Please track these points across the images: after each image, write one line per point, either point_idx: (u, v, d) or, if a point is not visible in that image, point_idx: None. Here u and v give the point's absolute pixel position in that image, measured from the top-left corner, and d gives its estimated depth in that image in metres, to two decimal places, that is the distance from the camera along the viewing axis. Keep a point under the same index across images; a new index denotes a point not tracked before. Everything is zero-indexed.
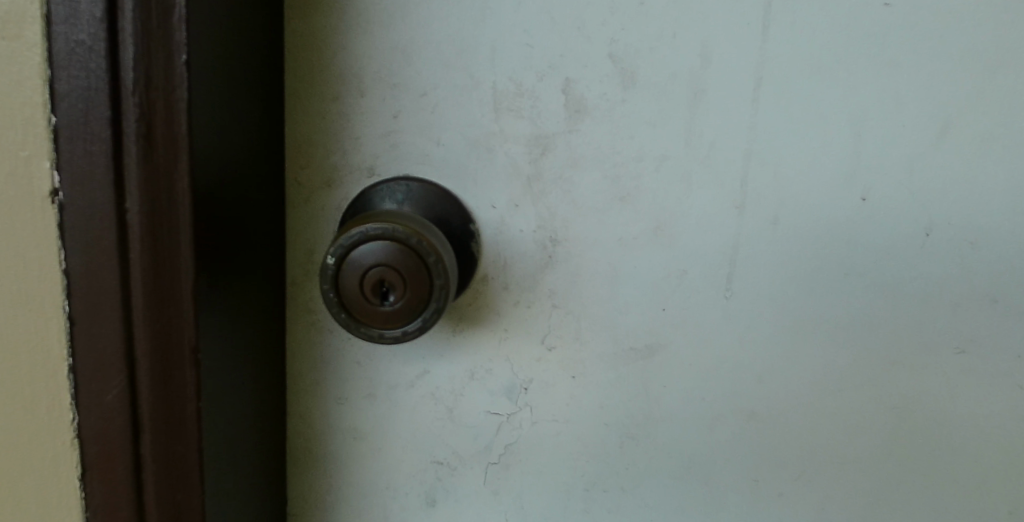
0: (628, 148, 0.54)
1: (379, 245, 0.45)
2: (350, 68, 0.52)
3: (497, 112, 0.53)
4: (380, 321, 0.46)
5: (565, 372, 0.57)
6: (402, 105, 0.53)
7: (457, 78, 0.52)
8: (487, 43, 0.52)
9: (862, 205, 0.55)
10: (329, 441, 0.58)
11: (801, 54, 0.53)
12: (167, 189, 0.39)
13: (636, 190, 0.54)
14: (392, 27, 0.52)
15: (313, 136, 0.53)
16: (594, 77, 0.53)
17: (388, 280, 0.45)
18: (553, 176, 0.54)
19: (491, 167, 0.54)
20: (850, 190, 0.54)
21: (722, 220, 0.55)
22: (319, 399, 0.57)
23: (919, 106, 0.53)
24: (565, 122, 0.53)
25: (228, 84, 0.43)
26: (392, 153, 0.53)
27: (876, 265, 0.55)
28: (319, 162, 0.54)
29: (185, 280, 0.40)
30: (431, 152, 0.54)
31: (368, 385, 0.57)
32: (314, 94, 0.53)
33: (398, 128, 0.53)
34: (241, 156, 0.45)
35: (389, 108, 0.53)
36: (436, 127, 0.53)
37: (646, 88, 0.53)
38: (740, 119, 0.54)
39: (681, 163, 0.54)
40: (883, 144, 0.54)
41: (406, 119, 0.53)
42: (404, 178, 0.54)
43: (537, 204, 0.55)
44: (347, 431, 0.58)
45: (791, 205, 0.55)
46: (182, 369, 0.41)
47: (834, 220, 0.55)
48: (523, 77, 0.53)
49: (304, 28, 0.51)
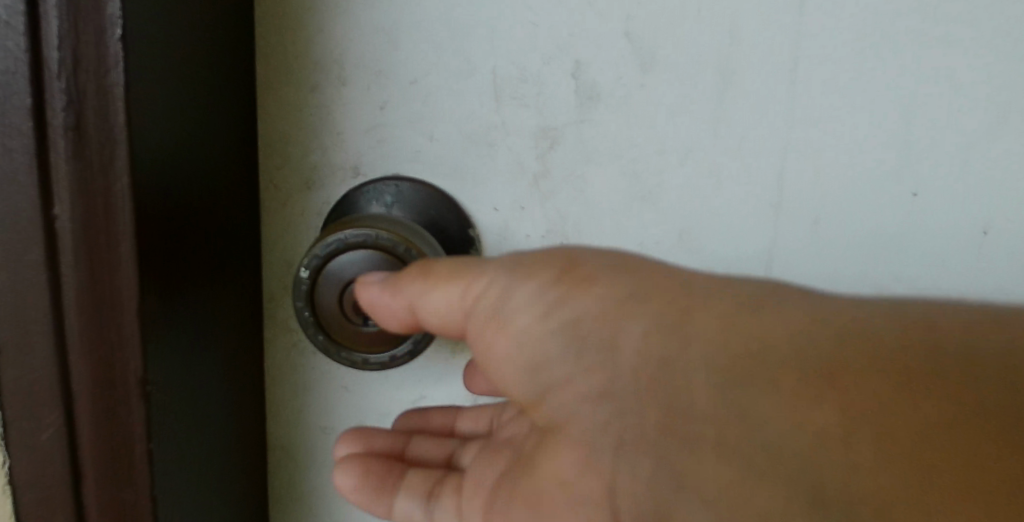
0: (646, 140, 0.47)
1: (363, 256, 0.39)
2: (330, 54, 0.46)
3: (497, 100, 0.47)
4: (364, 343, 0.40)
5: None
6: (391, 95, 0.46)
7: (451, 63, 0.46)
8: (486, 22, 0.46)
9: (913, 202, 0.48)
10: (316, 477, 0.52)
11: (844, 28, 0.46)
12: (103, 192, 0.33)
13: (657, 188, 0.48)
14: (377, 7, 0.45)
15: (292, 133, 0.47)
16: (607, 59, 0.46)
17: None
18: (563, 173, 0.48)
19: (493, 164, 0.47)
20: (900, 184, 0.48)
21: (755, 221, 0.48)
22: (304, 430, 0.51)
23: (979, 86, 0.46)
24: (575, 111, 0.47)
25: (179, 68, 0.36)
26: (380, 150, 0.47)
27: (930, 270, 0.48)
28: (299, 162, 0.47)
29: (128, 302, 0.34)
30: (423, 148, 0.47)
31: (357, 413, 0.50)
32: (291, 85, 0.46)
33: (386, 122, 0.47)
34: (200, 152, 0.38)
35: (375, 99, 0.46)
36: (430, 119, 0.47)
37: (666, 70, 0.47)
38: (774, 104, 0.47)
39: (708, 156, 0.48)
40: (937, 131, 0.47)
41: (394, 111, 0.47)
42: (394, 177, 0.47)
43: (545, 205, 0.48)
44: (335, 465, 0.52)
45: (835, 203, 0.48)
46: (128, 406, 0.35)
47: (883, 219, 0.48)
48: (527, 60, 0.46)
49: (276, 8, 0.45)
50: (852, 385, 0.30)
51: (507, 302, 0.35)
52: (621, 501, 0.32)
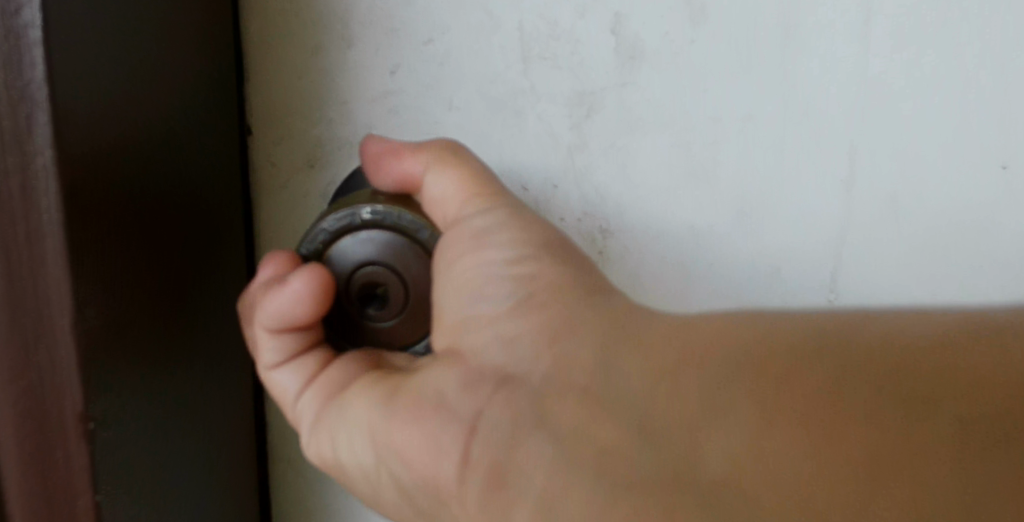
0: (699, 106, 0.41)
1: (385, 237, 0.35)
2: (335, 9, 0.40)
3: (525, 61, 0.40)
4: (360, 341, 0.36)
5: None
6: (403, 57, 0.40)
7: (473, 19, 0.40)
8: None
9: (1004, 176, 0.41)
10: (327, 491, 0.46)
11: None
12: (21, 186, 0.27)
13: (711, 162, 0.42)
14: None
15: (292, 104, 0.41)
16: (653, 10, 0.40)
17: (388, 288, 0.35)
18: (602, 144, 0.41)
19: (521, 135, 0.41)
20: (989, 154, 0.41)
21: (825, 197, 0.42)
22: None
23: None
24: (616, 72, 0.40)
25: (127, 18, 0.30)
26: (392, 121, 0.41)
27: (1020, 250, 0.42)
28: (301, 138, 0.41)
29: (59, 315, 0.28)
30: (442, 118, 0.41)
31: None
32: (290, 47, 0.40)
33: (399, 88, 0.41)
34: (157, 125, 0.32)
35: (385, 62, 0.40)
36: (448, 85, 0.41)
37: (722, 23, 0.40)
38: (848, 62, 0.41)
39: (771, 124, 0.41)
40: None
41: (408, 76, 0.40)
42: None
43: (581, 183, 0.42)
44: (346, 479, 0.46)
45: (914, 178, 0.42)
46: (66, 444, 0.30)
47: (967, 195, 0.42)
48: (559, 13, 0.40)
49: None
50: (757, 345, 0.27)
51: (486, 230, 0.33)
52: (480, 434, 0.30)
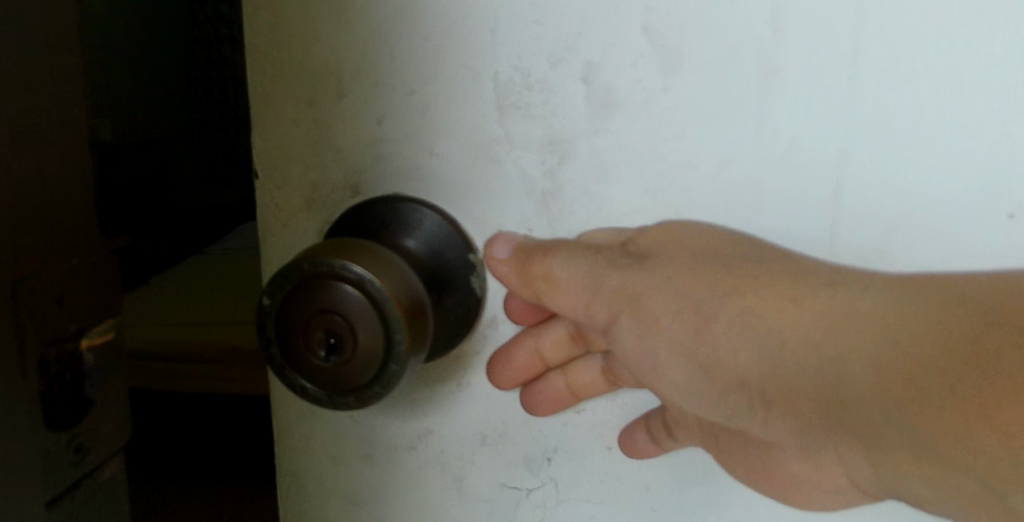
0: (674, 152, 0.41)
1: (311, 287, 0.36)
2: (325, 65, 0.43)
3: (500, 110, 0.42)
4: (349, 378, 0.37)
5: (600, 441, 0.45)
6: (389, 107, 0.43)
7: (452, 71, 0.42)
8: (486, 23, 0.41)
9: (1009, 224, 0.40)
10: (319, 508, 0.48)
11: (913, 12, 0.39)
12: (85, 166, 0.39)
13: (685, 208, 0.42)
14: (373, 12, 0.42)
15: (288, 150, 0.44)
16: (625, 59, 0.40)
17: (338, 331, 0.37)
18: (576, 190, 0.42)
19: (498, 182, 0.43)
20: (992, 202, 0.40)
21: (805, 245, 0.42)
22: (305, 458, 0.48)
23: None
24: (588, 120, 0.41)
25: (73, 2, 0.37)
26: (379, 167, 0.44)
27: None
28: (297, 180, 0.45)
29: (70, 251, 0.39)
30: (424, 166, 0.43)
31: (363, 444, 0.47)
32: (285, 101, 0.43)
33: (385, 137, 0.43)
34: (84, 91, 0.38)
35: (372, 112, 0.43)
36: (429, 133, 0.43)
37: (696, 70, 0.40)
38: (828, 106, 0.40)
39: (749, 170, 0.41)
40: None
41: (393, 124, 0.43)
42: (396, 197, 0.43)
43: (555, 228, 0.43)
44: (342, 499, 0.48)
45: (906, 226, 0.41)
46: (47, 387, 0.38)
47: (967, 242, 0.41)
48: (531, 64, 0.41)
49: (270, 20, 0.42)
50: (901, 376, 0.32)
51: (648, 347, 0.40)
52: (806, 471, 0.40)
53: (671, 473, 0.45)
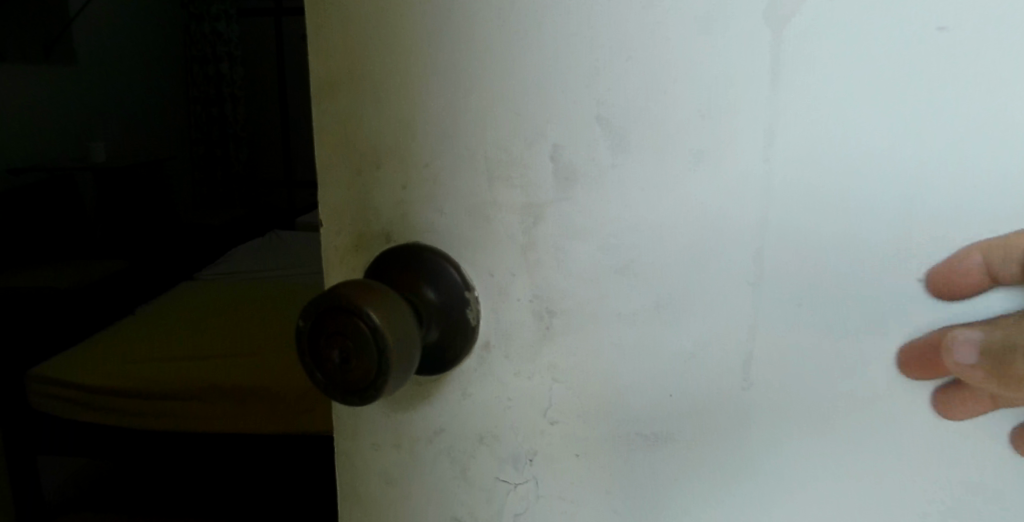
0: (621, 218, 0.50)
1: (328, 313, 0.49)
2: (365, 143, 0.55)
3: (491, 181, 0.53)
4: (354, 382, 0.49)
5: (570, 449, 0.55)
6: (411, 176, 0.54)
7: (455, 149, 0.53)
8: (479, 113, 0.52)
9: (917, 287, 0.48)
10: (361, 485, 0.61)
11: (824, 103, 0.46)
12: None
13: (631, 264, 0.51)
14: (396, 105, 0.53)
15: (342, 206, 0.57)
16: (582, 142, 0.50)
17: (345, 348, 0.49)
18: (547, 244, 0.52)
19: (489, 236, 0.54)
20: (903, 267, 0.48)
21: (733, 294, 0.50)
22: (352, 444, 0.61)
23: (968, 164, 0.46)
24: (555, 190, 0.51)
25: None
26: (404, 222, 0.56)
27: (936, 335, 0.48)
28: (348, 230, 0.57)
29: None
30: (436, 221, 0.55)
31: (392, 435, 0.59)
32: (338, 168, 0.56)
33: (408, 199, 0.55)
34: None
35: (398, 179, 0.55)
36: (439, 197, 0.54)
37: (637, 153, 0.49)
38: (751, 181, 0.48)
39: (684, 234, 0.49)
40: (941, 209, 0.47)
41: (414, 189, 0.55)
42: (412, 245, 0.55)
43: (532, 274, 0.53)
44: (377, 478, 0.61)
45: (819, 282, 0.49)
46: None
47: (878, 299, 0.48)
48: (513, 145, 0.52)
49: (328, 107, 0.55)
50: None
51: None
52: None
53: (631, 481, 0.55)
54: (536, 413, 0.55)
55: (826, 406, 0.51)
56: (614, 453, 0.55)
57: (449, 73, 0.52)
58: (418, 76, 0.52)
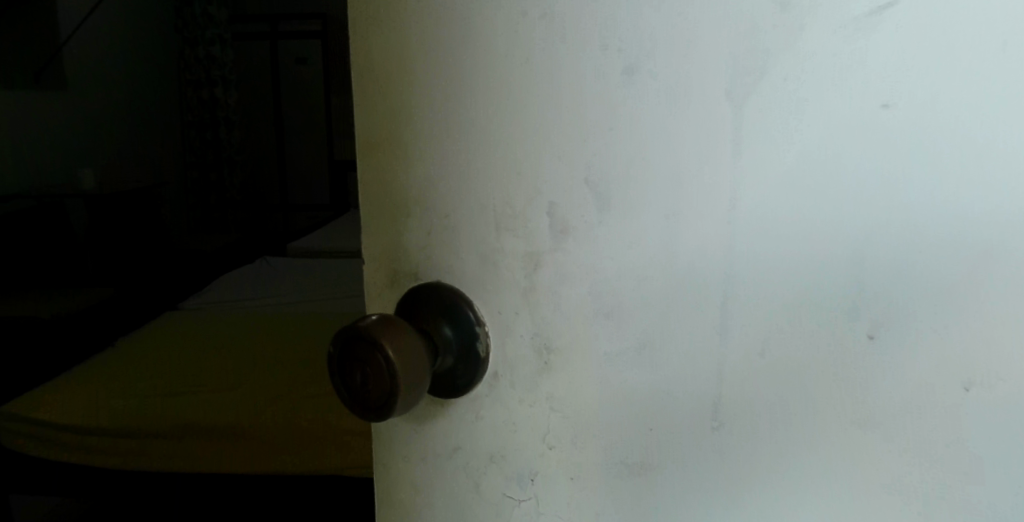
0: (608, 267, 0.57)
1: (352, 342, 0.50)
2: (397, 195, 0.62)
3: (498, 232, 0.59)
4: (373, 407, 0.50)
5: (566, 472, 0.61)
6: (433, 224, 0.61)
7: (467, 203, 0.60)
8: (486, 172, 0.59)
9: (869, 344, 0.51)
10: (392, 493, 0.69)
11: (784, 172, 0.51)
12: None
13: (617, 307, 0.57)
14: (421, 163, 0.61)
15: (378, 248, 0.64)
16: (573, 200, 0.57)
17: (366, 375, 0.50)
18: (547, 287, 0.59)
19: (496, 279, 0.60)
20: (853, 328, 0.51)
21: (702, 341, 0.55)
22: (386, 456, 0.68)
23: (916, 235, 0.49)
24: (551, 241, 0.58)
25: None
26: (425, 265, 0.62)
27: (890, 390, 0.52)
28: (381, 268, 0.65)
29: None
30: (453, 265, 0.61)
31: (418, 450, 0.66)
32: (377, 215, 0.63)
33: (431, 244, 0.62)
34: None
35: (425, 227, 0.62)
36: (454, 243, 0.61)
37: (620, 211, 0.55)
38: (715, 241, 0.53)
39: (662, 283, 0.55)
40: (893, 272, 0.50)
41: (435, 237, 0.62)
42: (434, 283, 0.62)
43: (534, 315, 0.59)
44: (406, 487, 0.68)
45: (780, 334, 0.53)
46: None
47: (830, 353, 0.52)
48: (516, 201, 0.58)
49: (371, 162, 0.62)
50: None
51: None
52: None
53: (619, 505, 0.60)
54: (538, 437, 0.61)
55: (789, 450, 0.55)
56: (605, 477, 0.60)
57: (460, 138, 0.59)
58: (435, 140, 0.60)
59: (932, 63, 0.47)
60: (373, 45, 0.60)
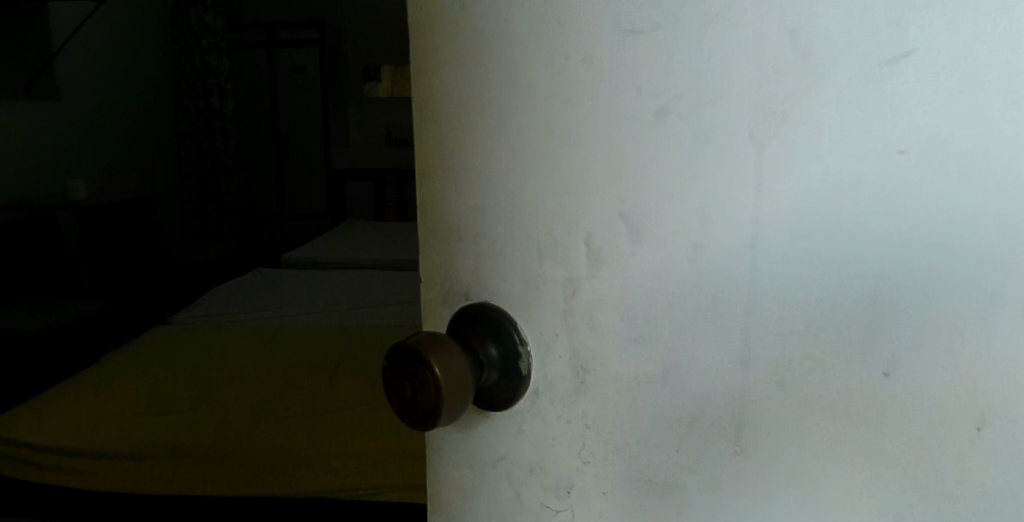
0: (640, 295, 0.60)
1: (401, 357, 0.54)
2: (451, 221, 0.67)
3: (541, 258, 0.63)
4: (420, 417, 0.54)
5: (599, 487, 0.65)
6: (482, 248, 0.66)
7: (513, 230, 0.64)
8: (529, 203, 0.63)
9: (885, 380, 0.54)
10: (441, 497, 0.72)
11: (805, 212, 0.54)
12: None
13: (648, 333, 0.60)
14: (472, 192, 0.65)
15: (433, 269, 0.69)
16: (609, 231, 0.60)
17: (413, 388, 0.54)
18: (584, 311, 0.62)
19: (538, 302, 0.64)
20: (870, 364, 0.55)
21: (726, 367, 0.58)
22: (436, 463, 0.72)
23: (929, 277, 0.52)
24: (588, 269, 0.62)
25: None
26: (475, 286, 0.67)
27: (906, 420, 0.55)
28: (436, 288, 0.70)
29: None
30: (499, 286, 0.65)
31: (466, 457, 0.69)
32: (434, 239, 0.69)
33: (480, 266, 0.66)
34: None
35: (474, 251, 0.66)
36: (501, 267, 0.65)
37: (651, 244, 0.59)
38: (739, 274, 0.57)
39: (690, 311, 0.59)
40: (910, 310, 0.53)
41: (484, 260, 0.66)
42: (483, 303, 0.66)
43: (571, 338, 0.63)
44: (453, 493, 0.71)
45: (802, 365, 0.56)
46: None
47: (848, 384, 0.55)
48: (556, 230, 0.62)
49: (428, 191, 0.68)
50: None
51: None
52: None
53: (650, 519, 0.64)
54: (573, 453, 0.65)
55: (810, 475, 0.58)
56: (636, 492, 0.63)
57: (508, 170, 0.63)
58: (484, 171, 0.64)
59: (945, 113, 0.51)
60: (431, 85, 0.65)
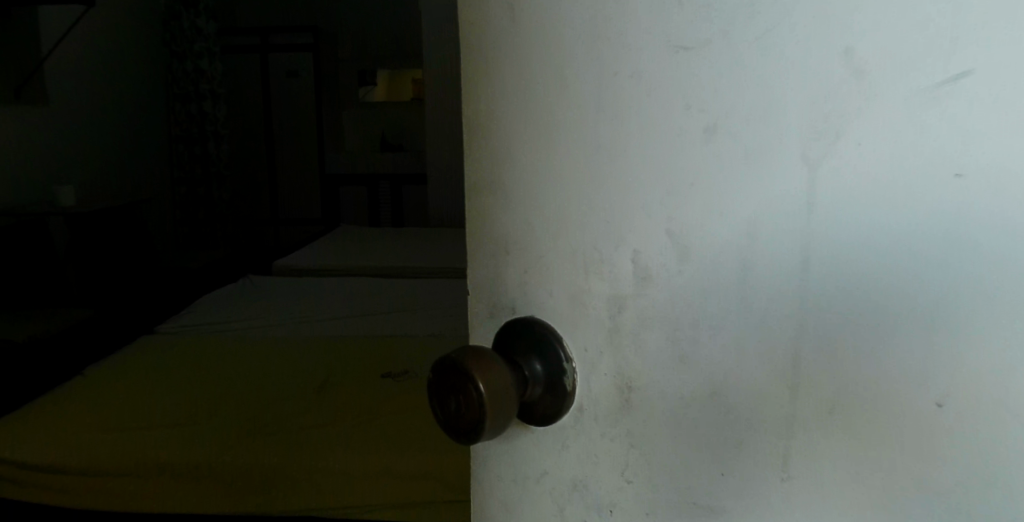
0: (687, 315, 0.60)
1: (445, 370, 0.54)
2: (498, 234, 0.67)
3: (587, 273, 0.63)
4: (463, 431, 0.54)
5: (641, 507, 0.64)
6: (530, 262, 0.66)
7: (559, 245, 0.64)
8: (577, 219, 0.63)
9: (937, 412, 0.53)
10: (484, 509, 0.73)
11: (858, 236, 0.53)
12: None
13: (693, 353, 0.60)
14: (520, 206, 0.65)
15: (480, 282, 0.69)
16: (656, 249, 0.60)
17: (457, 401, 0.54)
18: (630, 329, 0.62)
19: (584, 318, 0.64)
20: (922, 395, 0.53)
21: (772, 391, 0.57)
22: (481, 475, 0.73)
23: (987, 308, 0.50)
24: (635, 286, 0.61)
25: None
26: (522, 299, 0.67)
27: (958, 454, 0.53)
28: (482, 300, 0.70)
29: None
30: (546, 301, 0.65)
31: (510, 471, 0.70)
32: (480, 252, 0.69)
33: (528, 280, 0.66)
34: None
35: (522, 265, 0.66)
36: (548, 282, 0.65)
37: (698, 263, 0.58)
38: (788, 297, 0.56)
39: (737, 333, 0.58)
40: (962, 341, 0.51)
41: (533, 275, 0.66)
42: (530, 317, 0.66)
43: (617, 355, 0.63)
44: (497, 506, 0.72)
45: (851, 392, 0.55)
46: None
47: (897, 414, 0.54)
48: (604, 247, 0.62)
49: (475, 204, 0.68)
50: None
51: None
52: None
53: None
54: (617, 471, 0.64)
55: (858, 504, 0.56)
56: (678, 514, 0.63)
57: (557, 185, 0.63)
58: (532, 185, 0.64)
59: (1003, 138, 0.49)
60: (481, 100, 0.66)
